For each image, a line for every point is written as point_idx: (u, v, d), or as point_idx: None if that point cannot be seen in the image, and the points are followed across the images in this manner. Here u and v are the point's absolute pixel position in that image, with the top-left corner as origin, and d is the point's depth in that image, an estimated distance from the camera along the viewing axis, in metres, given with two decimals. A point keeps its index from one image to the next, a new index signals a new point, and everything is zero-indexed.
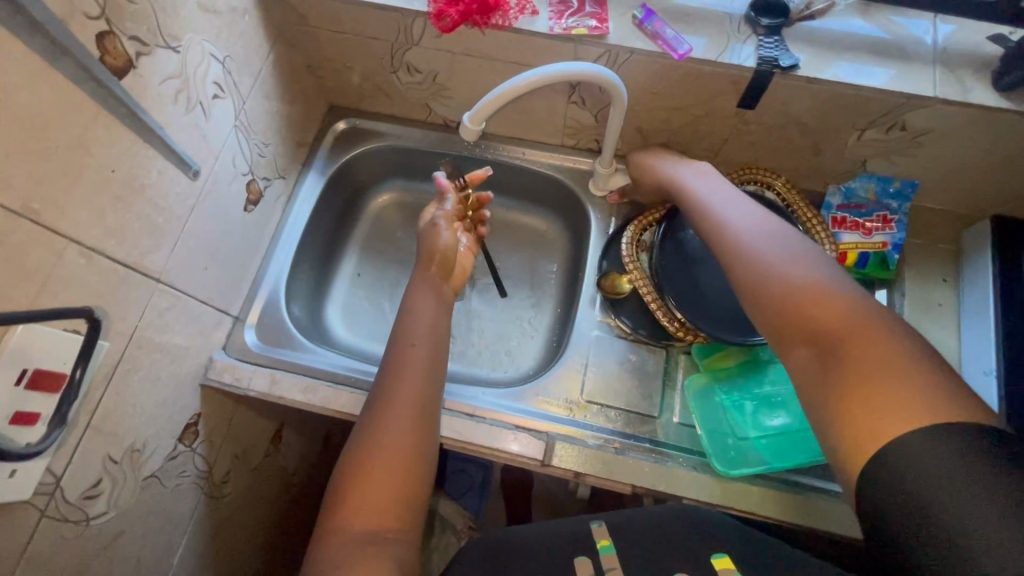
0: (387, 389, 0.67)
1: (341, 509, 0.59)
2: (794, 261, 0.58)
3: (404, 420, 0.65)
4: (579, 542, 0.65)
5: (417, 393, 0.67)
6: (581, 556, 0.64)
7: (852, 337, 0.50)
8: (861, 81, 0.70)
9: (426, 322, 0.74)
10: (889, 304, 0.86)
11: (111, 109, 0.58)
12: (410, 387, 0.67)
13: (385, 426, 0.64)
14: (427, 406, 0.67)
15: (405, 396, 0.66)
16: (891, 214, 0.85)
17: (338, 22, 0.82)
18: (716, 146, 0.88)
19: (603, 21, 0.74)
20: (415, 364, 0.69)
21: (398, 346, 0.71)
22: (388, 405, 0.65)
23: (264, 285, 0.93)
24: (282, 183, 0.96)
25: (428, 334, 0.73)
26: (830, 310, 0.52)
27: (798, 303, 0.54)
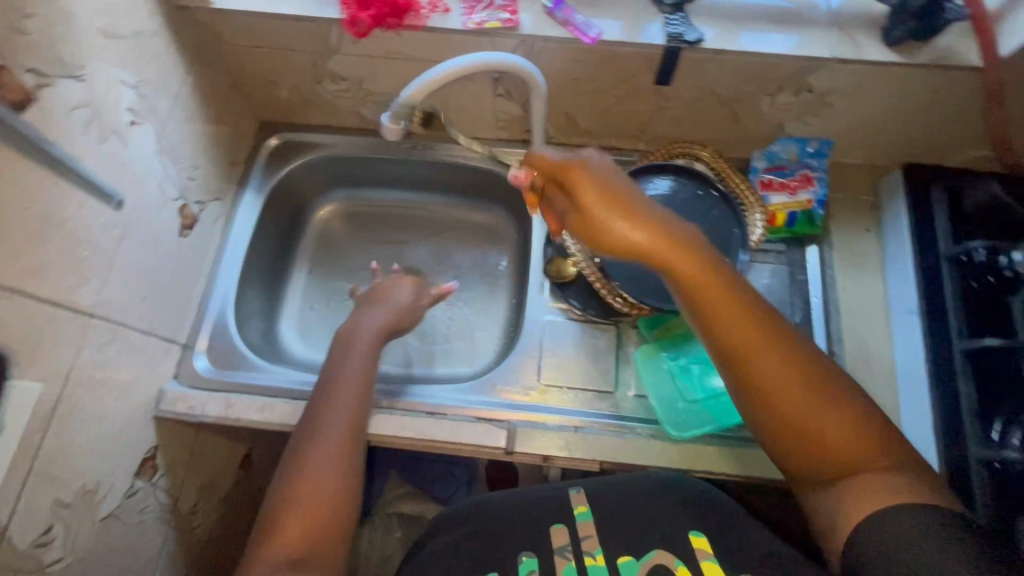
0: (321, 411, 0.70)
1: (269, 538, 0.60)
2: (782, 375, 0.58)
3: (336, 441, 0.68)
4: (560, 510, 0.70)
5: (349, 420, 0.70)
6: (558, 522, 0.68)
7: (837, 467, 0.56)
8: (763, 49, 0.74)
9: (358, 353, 0.77)
10: (819, 258, 0.90)
11: (15, 144, 0.56)
12: (343, 415, 0.70)
13: (316, 449, 0.66)
14: (357, 433, 0.70)
15: (338, 425, 0.69)
16: (812, 172, 0.89)
17: (254, 36, 0.82)
18: (642, 124, 0.91)
19: (514, 12, 0.75)
20: (347, 394, 0.72)
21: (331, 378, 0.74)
22: (319, 435, 0.68)
23: (211, 310, 0.91)
24: (218, 205, 0.95)
25: (359, 367, 0.76)
26: (789, 408, 0.57)
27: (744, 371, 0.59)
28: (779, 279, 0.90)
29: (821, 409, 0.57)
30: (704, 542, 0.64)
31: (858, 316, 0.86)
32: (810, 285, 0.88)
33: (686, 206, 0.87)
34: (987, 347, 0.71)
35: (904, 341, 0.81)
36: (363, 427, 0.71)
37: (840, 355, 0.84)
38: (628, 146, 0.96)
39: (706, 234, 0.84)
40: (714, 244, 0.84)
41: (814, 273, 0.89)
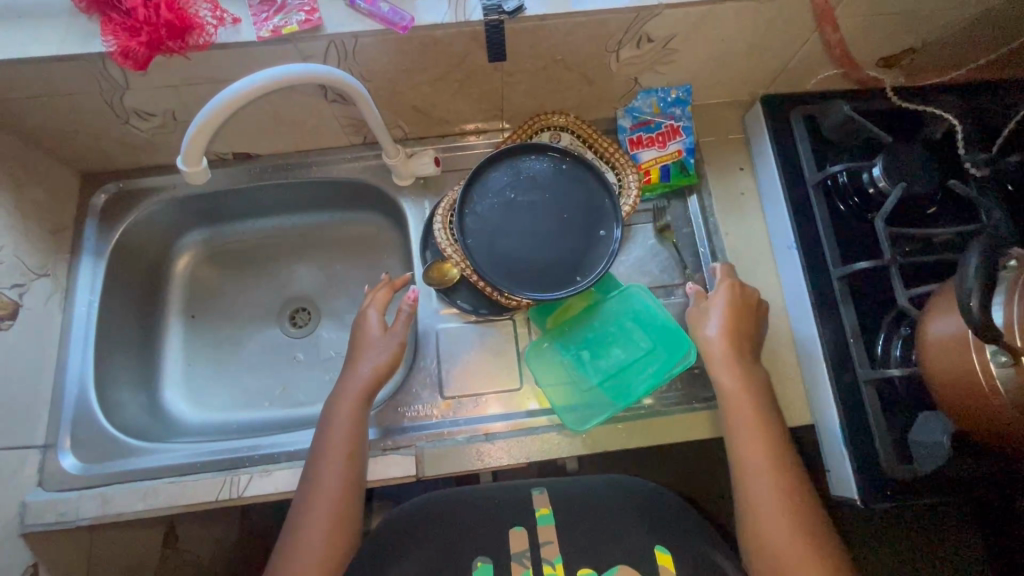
0: (315, 474, 0.67)
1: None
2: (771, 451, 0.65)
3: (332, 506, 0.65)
4: (518, 511, 0.66)
5: (335, 503, 0.65)
6: (517, 527, 0.64)
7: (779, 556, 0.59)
8: (590, 6, 0.68)
9: (350, 414, 0.71)
10: (701, 207, 0.89)
11: None
12: (335, 469, 0.67)
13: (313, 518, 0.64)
14: (347, 516, 0.66)
15: (332, 485, 0.66)
16: (677, 122, 0.87)
17: (21, 88, 0.70)
18: (497, 103, 0.85)
19: (312, 11, 0.67)
20: (335, 468, 0.67)
21: (316, 456, 0.69)
22: (304, 524, 0.64)
23: (68, 398, 0.82)
24: (49, 281, 0.84)
25: (348, 438, 0.69)
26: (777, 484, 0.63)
27: (748, 446, 0.66)
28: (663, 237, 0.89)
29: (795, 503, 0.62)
30: (670, 559, 0.60)
31: (744, 259, 0.85)
32: (694, 239, 0.88)
33: (554, 182, 0.81)
34: (856, 270, 0.72)
35: (787, 276, 0.81)
36: (353, 507, 0.67)
37: None
38: (491, 127, 0.91)
39: (577, 208, 0.79)
40: (589, 218, 0.79)
41: (698, 224, 0.89)
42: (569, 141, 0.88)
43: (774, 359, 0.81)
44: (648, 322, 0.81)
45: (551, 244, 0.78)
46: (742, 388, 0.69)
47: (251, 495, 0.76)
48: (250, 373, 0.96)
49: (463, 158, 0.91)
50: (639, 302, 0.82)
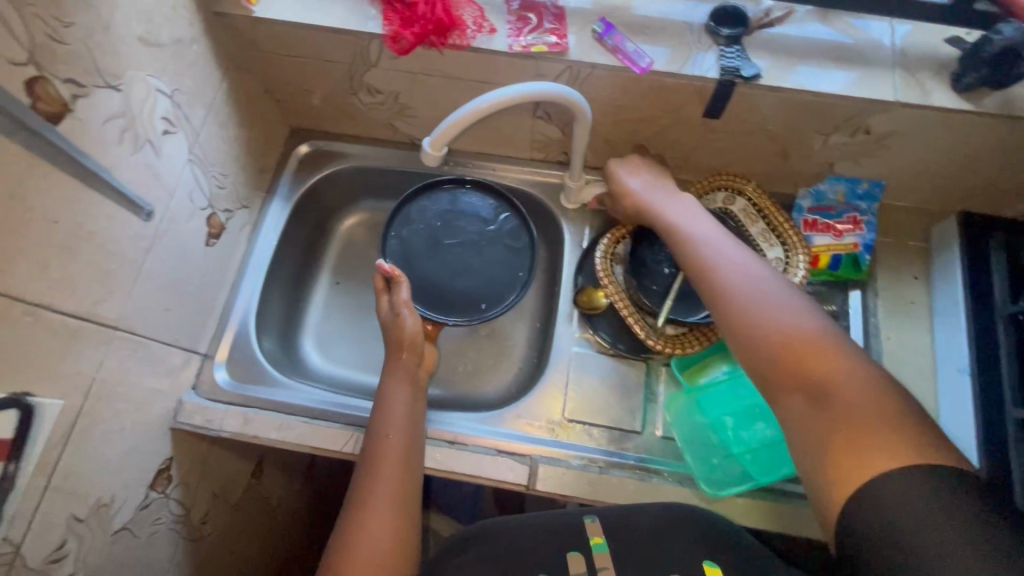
0: (375, 435, 0.73)
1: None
2: (783, 306, 0.60)
3: (394, 464, 0.70)
4: (570, 538, 0.64)
5: (394, 501, 0.68)
6: (574, 551, 0.63)
7: (813, 361, 0.55)
8: (822, 88, 0.70)
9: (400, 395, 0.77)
10: (862, 303, 0.86)
11: (48, 157, 0.54)
12: (395, 436, 0.73)
13: (380, 475, 0.69)
14: (406, 503, 0.69)
15: (394, 446, 0.72)
16: (860, 215, 0.85)
17: (291, 46, 0.80)
18: (684, 154, 0.88)
19: (562, 36, 0.72)
20: (395, 433, 0.73)
21: (374, 453, 0.71)
22: (369, 508, 0.66)
23: (233, 319, 0.90)
24: (246, 213, 0.93)
25: (399, 424, 0.74)
26: (801, 339, 0.57)
27: (751, 315, 0.60)
28: None
29: (840, 358, 0.55)
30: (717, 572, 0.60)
31: (902, 369, 0.82)
32: (851, 333, 0.84)
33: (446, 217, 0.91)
34: None
35: (949, 400, 0.78)
36: (411, 502, 0.70)
37: None
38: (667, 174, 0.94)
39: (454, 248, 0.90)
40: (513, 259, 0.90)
41: (856, 320, 0.85)
42: (744, 206, 0.88)
43: None
44: None
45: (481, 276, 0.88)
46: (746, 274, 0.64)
47: None
48: (376, 340, 1.02)
49: None
50: None
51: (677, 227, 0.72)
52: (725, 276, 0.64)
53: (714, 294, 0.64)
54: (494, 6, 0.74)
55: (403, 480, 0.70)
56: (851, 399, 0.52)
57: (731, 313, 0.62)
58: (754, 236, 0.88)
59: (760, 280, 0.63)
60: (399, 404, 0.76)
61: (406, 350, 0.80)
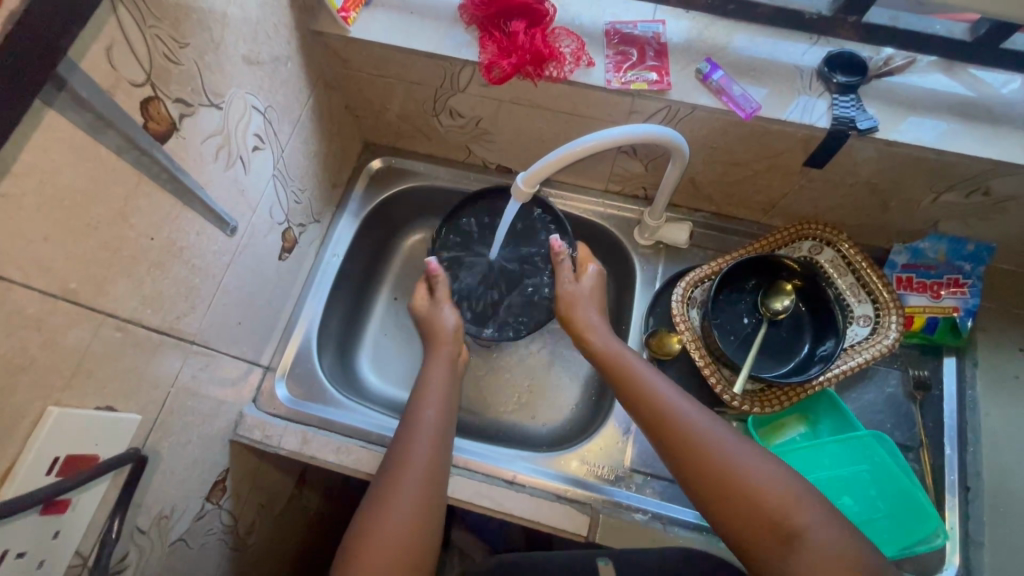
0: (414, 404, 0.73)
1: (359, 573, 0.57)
2: (741, 451, 0.61)
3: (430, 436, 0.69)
4: None
5: (423, 479, 0.65)
6: None
7: (770, 508, 0.57)
8: (945, 146, 0.65)
9: (446, 360, 0.80)
10: (958, 372, 0.80)
11: (153, 175, 0.53)
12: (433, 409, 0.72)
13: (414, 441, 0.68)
14: (435, 485, 0.66)
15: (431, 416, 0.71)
16: (963, 277, 0.80)
17: (381, 67, 0.79)
18: (772, 199, 0.83)
19: (664, 74, 0.70)
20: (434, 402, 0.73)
21: (409, 431, 0.70)
22: (396, 484, 0.64)
23: (296, 334, 0.89)
24: (317, 227, 0.93)
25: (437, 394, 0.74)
26: (769, 495, 0.57)
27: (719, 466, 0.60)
28: (904, 388, 0.81)
29: (805, 509, 0.56)
30: None
31: (1004, 449, 0.76)
32: (945, 403, 0.79)
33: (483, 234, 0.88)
34: None
35: None
36: (440, 487, 0.66)
37: (975, 491, 0.75)
38: (749, 217, 0.89)
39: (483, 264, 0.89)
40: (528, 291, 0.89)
41: (950, 390, 0.80)
42: (833, 258, 0.83)
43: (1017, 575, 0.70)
44: (890, 484, 0.71)
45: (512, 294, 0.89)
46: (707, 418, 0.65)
47: None
48: None
49: (710, 238, 0.90)
50: (881, 455, 0.72)
51: (634, 376, 0.71)
52: (690, 435, 0.63)
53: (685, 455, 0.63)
54: (594, 40, 0.72)
55: (436, 461, 0.67)
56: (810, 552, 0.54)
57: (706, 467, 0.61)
58: (842, 289, 0.83)
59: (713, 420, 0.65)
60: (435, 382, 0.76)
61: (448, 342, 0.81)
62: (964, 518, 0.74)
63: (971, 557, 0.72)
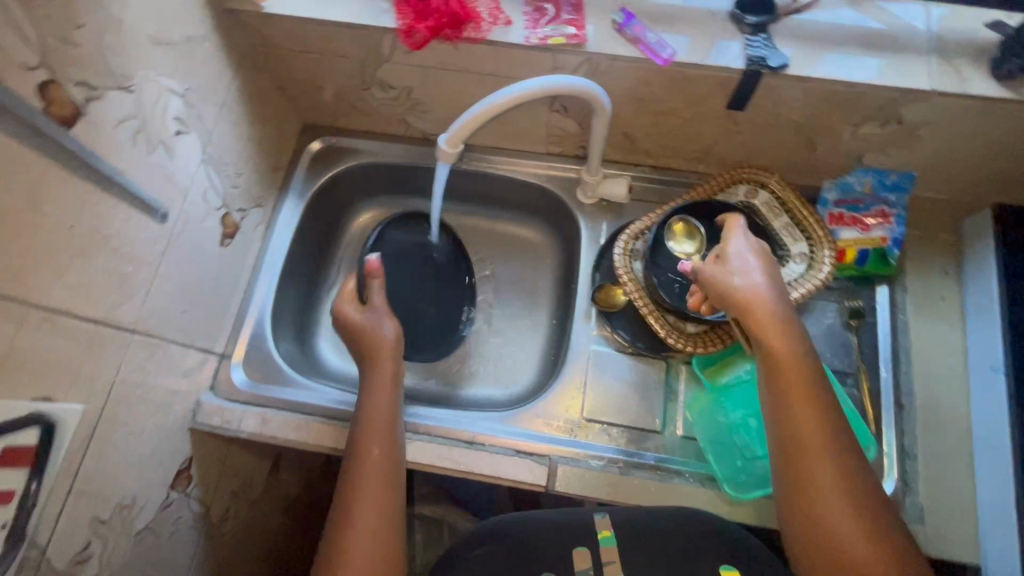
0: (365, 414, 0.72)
1: None
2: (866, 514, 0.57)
3: (381, 446, 0.69)
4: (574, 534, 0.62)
5: (379, 526, 0.63)
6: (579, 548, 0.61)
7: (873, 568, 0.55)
8: (852, 77, 0.67)
9: (390, 371, 0.75)
10: (890, 298, 0.84)
11: (63, 162, 0.53)
12: (379, 428, 0.70)
13: (366, 454, 0.68)
14: (393, 519, 0.65)
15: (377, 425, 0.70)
16: (889, 207, 0.82)
17: (303, 42, 0.78)
18: (705, 146, 0.85)
19: (581, 27, 0.70)
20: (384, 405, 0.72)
21: (340, 524, 0.63)
22: (353, 517, 0.63)
23: (249, 319, 0.90)
24: (260, 211, 0.92)
25: (387, 397, 0.73)
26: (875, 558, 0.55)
27: (822, 484, 0.58)
28: (841, 319, 0.84)
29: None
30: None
31: (931, 367, 0.80)
32: (878, 330, 0.83)
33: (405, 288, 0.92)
34: None
35: (981, 399, 0.76)
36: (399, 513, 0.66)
37: (908, 409, 0.79)
38: (686, 167, 0.91)
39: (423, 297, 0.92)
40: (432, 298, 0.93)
41: (883, 316, 0.83)
42: (767, 198, 0.85)
43: (947, 480, 0.75)
44: None
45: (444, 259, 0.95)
46: (822, 431, 0.60)
47: None
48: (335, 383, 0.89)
49: (650, 191, 0.92)
50: None
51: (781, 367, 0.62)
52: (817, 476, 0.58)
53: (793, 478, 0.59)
54: None
55: (388, 457, 0.68)
56: (858, 547, 0.55)
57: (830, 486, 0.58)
58: (779, 229, 0.84)
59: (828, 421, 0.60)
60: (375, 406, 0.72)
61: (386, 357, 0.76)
62: (900, 434, 0.78)
63: (907, 470, 0.76)
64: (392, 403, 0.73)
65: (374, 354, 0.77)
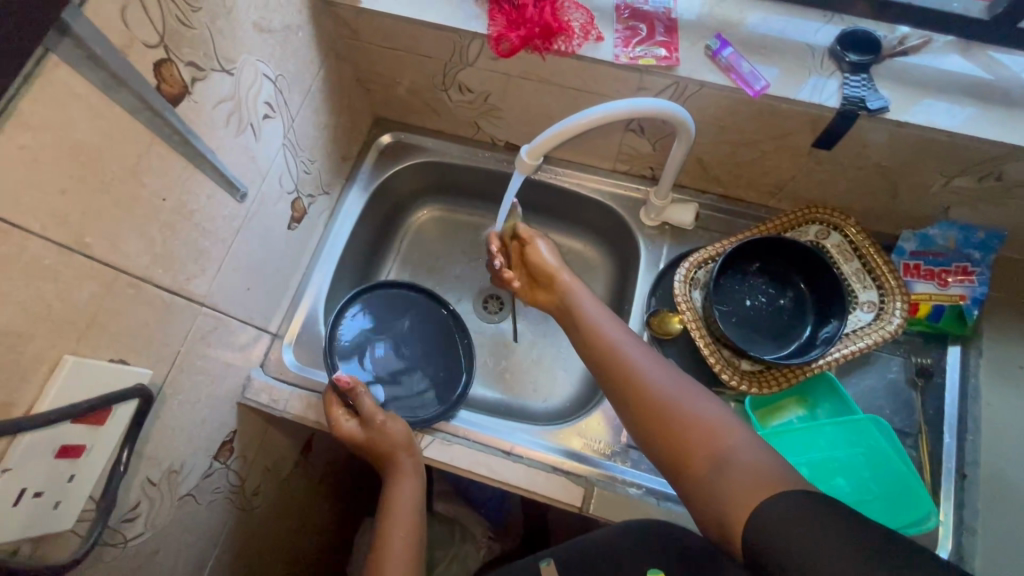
0: (387, 501, 0.75)
1: None
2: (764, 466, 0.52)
3: (403, 534, 0.72)
4: None
5: None
6: None
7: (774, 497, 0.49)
8: (955, 127, 0.64)
9: (410, 468, 0.76)
10: (962, 360, 0.80)
11: (165, 138, 0.55)
12: (404, 517, 0.74)
13: (388, 542, 0.71)
14: None
15: (402, 513, 0.74)
16: (972, 265, 0.78)
17: (391, 39, 0.80)
18: (780, 181, 0.83)
19: (673, 50, 0.69)
20: (403, 488, 0.76)
21: None
22: None
23: (304, 303, 0.91)
24: (327, 199, 0.94)
25: (407, 484, 0.76)
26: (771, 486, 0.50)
27: (680, 431, 0.58)
28: (906, 375, 0.81)
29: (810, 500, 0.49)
30: None
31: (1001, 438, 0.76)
32: (946, 393, 0.79)
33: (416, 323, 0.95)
34: None
35: None
36: None
37: (971, 479, 0.75)
38: (755, 200, 0.89)
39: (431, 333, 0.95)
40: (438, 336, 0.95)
41: (953, 378, 0.79)
42: (840, 242, 0.82)
43: None
44: (883, 466, 0.73)
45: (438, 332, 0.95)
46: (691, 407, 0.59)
47: (428, 456, 0.80)
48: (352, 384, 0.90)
49: (716, 220, 0.90)
50: (877, 438, 0.74)
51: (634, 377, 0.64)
52: (703, 435, 0.57)
53: (659, 439, 0.59)
54: (605, 15, 0.72)
55: (410, 545, 0.72)
56: (745, 485, 0.51)
57: (663, 448, 0.59)
58: (848, 275, 0.82)
59: (690, 389, 0.61)
60: (396, 495, 0.75)
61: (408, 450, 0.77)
62: (960, 504, 0.74)
63: (963, 543, 0.72)
64: (415, 488, 0.76)
65: (391, 453, 0.76)
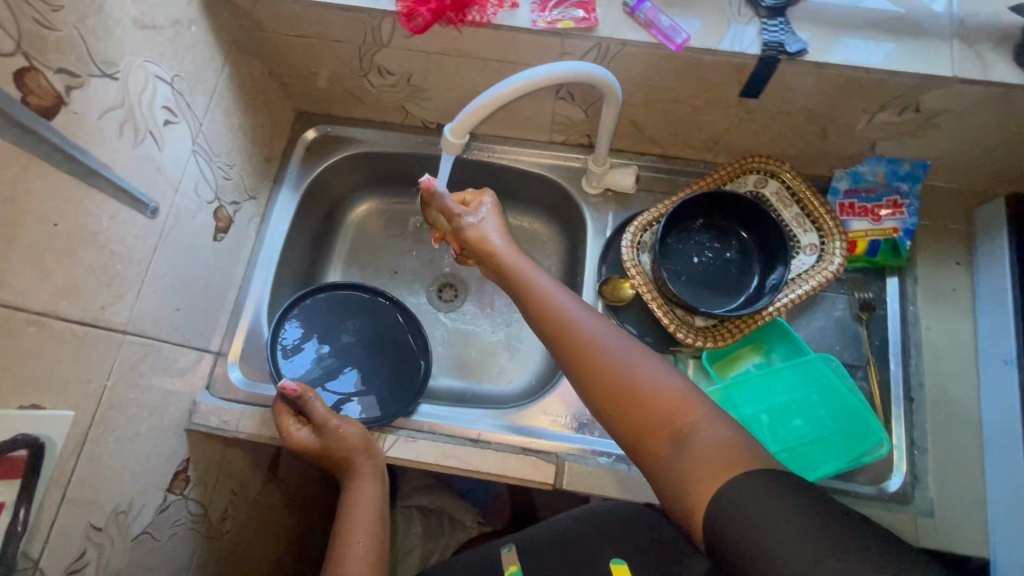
0: (348, 505, 0.74)
1: None
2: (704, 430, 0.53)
3: (366, 534, 0.71)
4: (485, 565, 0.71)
5: None
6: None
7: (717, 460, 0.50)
8: (870, 62, 0.65)
9: (372, 468, 0.75)
10: (901, 290, 0.83)
11: (44, 156, 0.50)
12: (365, 516, 0.73)
13: (349, 542, 0.70)
14: None
15: (364, 513, 0.73)
16: (901, 198, 0.81)
17: (295, 25, 0.74)
18: (714, 135, 0.83)
19: (591, 10, 0.67)
20: (366, 488, 0.74)
21: None
22: None
23: (245, 316, 0.87)
24: (254, 204, 0.89)
25: (370, 484, 0.75)
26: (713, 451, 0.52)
27: (624, 391, 0.57)
28: (851, 311, 0.83)
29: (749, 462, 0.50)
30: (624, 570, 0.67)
31: (942, 359, 0.79)
32: (888, 324, 0.81)
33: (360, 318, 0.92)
34: None
35: (991, 391, 0.75)
36: None
37: (918, 402, 0.78)
38: (693, 156, 0.89)
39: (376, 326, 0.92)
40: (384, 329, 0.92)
41: (894, 308, 0.82)
42: (778, 188, 0.83)
43: (956, 472, 0.74)
44: (837, 402, 0.76)
45: (384, 326, 0.92)
46: (632, 368, 0.58)
47: (392, 455, 0.77)
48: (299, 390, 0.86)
49: (657, 181, 0.90)
50: (829, 376, 0.77)
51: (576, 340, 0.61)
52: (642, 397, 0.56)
53: (603, 402, 0.58)
54: None
55: (372, 540, 0.71)
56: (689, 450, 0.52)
57: (605, 404, 0.58)
58: (788, 220, 0.83)
59: (630, 347, 0.60)
60: (358, 498, 0.74)
61: (366, 452, 0.75)
62: (910, 426, 0.77)
63: (916, 462, 0.75)
64: (379, 488, 0.75)
65: (349, 457, 0.74)
